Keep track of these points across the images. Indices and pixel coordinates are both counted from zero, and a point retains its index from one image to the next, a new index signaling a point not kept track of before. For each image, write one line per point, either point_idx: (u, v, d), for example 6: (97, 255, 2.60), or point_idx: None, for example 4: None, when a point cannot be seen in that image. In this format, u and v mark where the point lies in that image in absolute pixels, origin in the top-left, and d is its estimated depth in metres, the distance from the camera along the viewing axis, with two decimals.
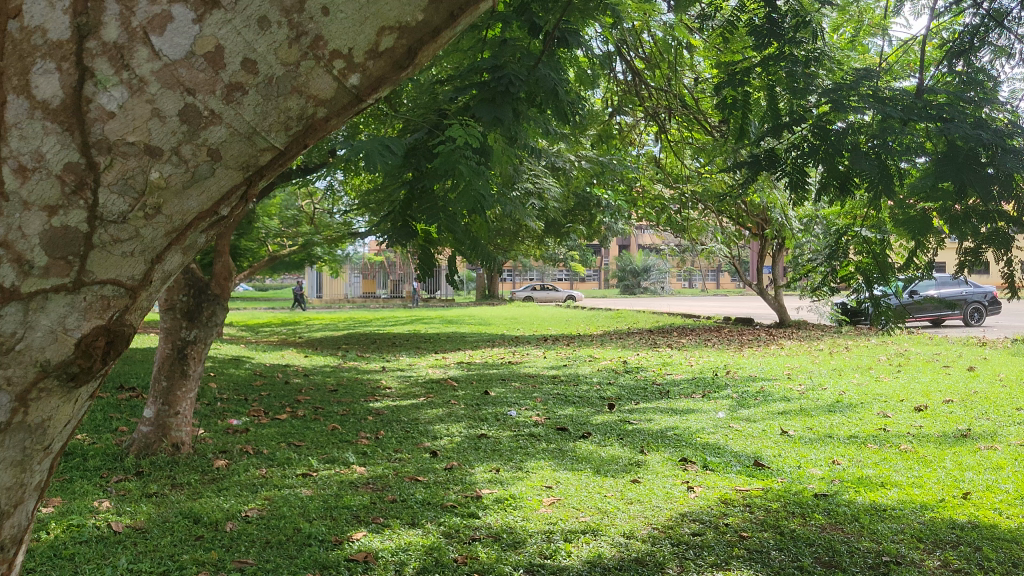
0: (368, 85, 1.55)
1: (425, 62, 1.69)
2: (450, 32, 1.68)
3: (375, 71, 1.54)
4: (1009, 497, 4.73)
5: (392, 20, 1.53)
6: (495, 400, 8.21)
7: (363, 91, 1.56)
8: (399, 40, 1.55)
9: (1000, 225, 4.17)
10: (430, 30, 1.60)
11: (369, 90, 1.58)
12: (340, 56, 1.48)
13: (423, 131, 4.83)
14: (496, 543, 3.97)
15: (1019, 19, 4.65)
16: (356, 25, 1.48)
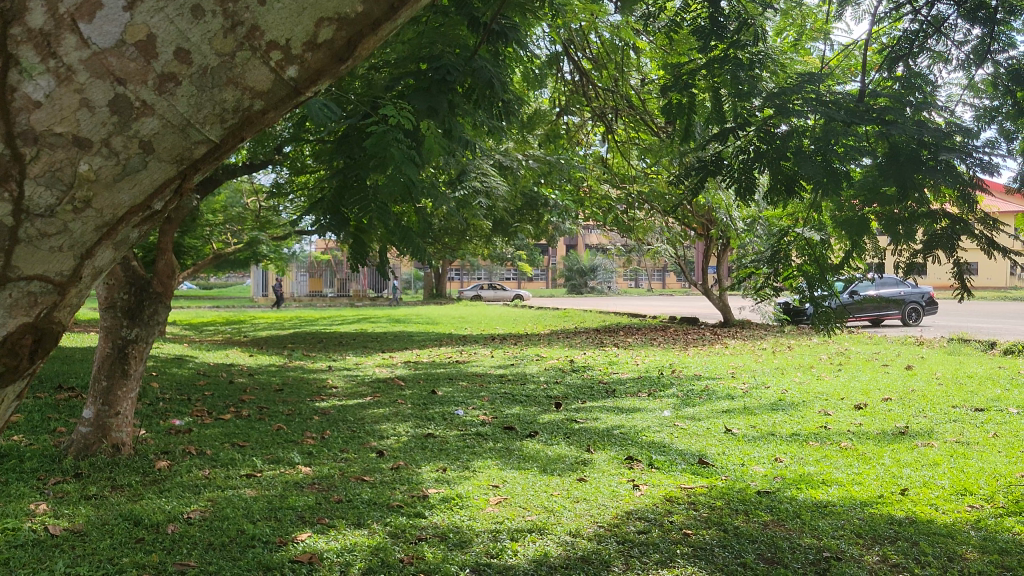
0: (306, 76, 1.53)
1: (364, 55, 1.68)
2: (389, 25, 1.67)
3: (312, 62, 1.52)
4: (945, 493, 4.85)
5: (330, 11, 1.51)
6: (442, 399, 8.19)
7: (301, 83, 1.55)
8: (339, 32, 1.54)
9: (938, 226, 4.27)
10: (370, 23, 1.59)
11: (307, 82, 1.56)
12: (277, 47, 1.46)
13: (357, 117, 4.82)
14: (443, 543, 3.96)
15: (955, 25, 4.77)
16: (293, 15, 1.46)
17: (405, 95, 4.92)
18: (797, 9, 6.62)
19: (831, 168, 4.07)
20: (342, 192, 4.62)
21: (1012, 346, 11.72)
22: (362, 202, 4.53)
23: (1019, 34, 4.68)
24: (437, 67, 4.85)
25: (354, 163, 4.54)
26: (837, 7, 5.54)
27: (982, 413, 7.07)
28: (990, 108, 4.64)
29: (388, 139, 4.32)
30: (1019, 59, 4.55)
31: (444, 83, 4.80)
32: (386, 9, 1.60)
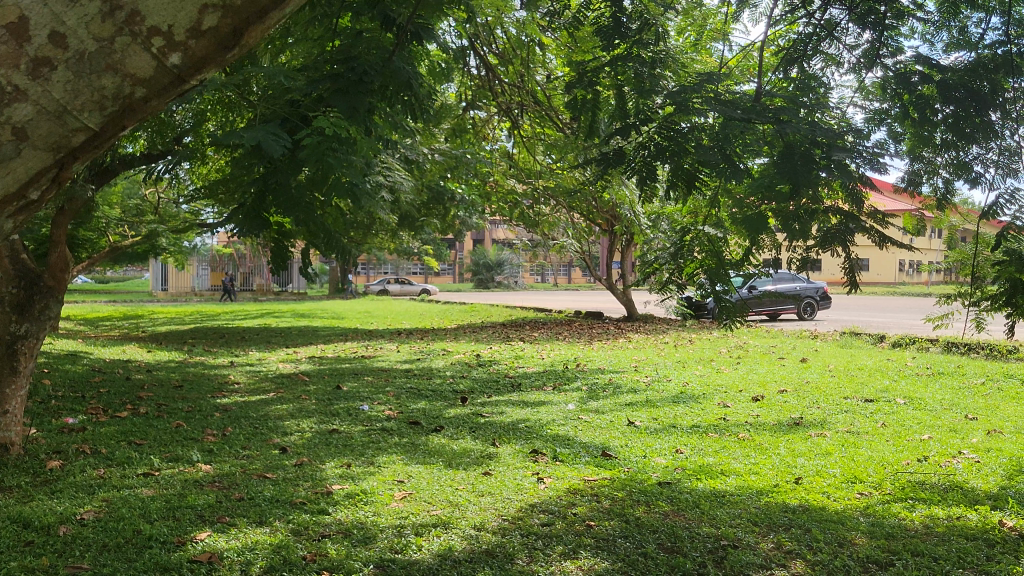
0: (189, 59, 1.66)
1: (256, 41, 1.81)
2: (279, 13, 1.80)
3: (196, 47, 1.65)
4: (837, 480, 5.03)
5: (212, 1, 1.65)
6: (347, 395, 8.11)
7: (184, 70, 1.68)
8: (221, 20, 1.67)
9: (834, 221, 4.45)
10: (256, 10, 1.71)
11: (192, 68, 1.69)
12: (158, 33, 1.60)
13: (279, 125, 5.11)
14: (346, 539, 3.93)
15: (847, 29, 4.93)
16: (172, 4, 1.60)
17: (322, 95, 5.06)
18: (697, 9, 6.78)
19: (729, 162, 4.18)
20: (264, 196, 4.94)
21: (899, 339, 12.22)
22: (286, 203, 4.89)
23: (906, 39, 4.88)
24: (352, 67, 4.99)
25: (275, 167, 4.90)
26: (735, 8, 5.68)
27: (871, 403, 7.36)
28: (879, 110, 4.83)
29: (324, 147, 4.74)
30: (906, 63, 4.71)
31: (361, 84, 4.98)
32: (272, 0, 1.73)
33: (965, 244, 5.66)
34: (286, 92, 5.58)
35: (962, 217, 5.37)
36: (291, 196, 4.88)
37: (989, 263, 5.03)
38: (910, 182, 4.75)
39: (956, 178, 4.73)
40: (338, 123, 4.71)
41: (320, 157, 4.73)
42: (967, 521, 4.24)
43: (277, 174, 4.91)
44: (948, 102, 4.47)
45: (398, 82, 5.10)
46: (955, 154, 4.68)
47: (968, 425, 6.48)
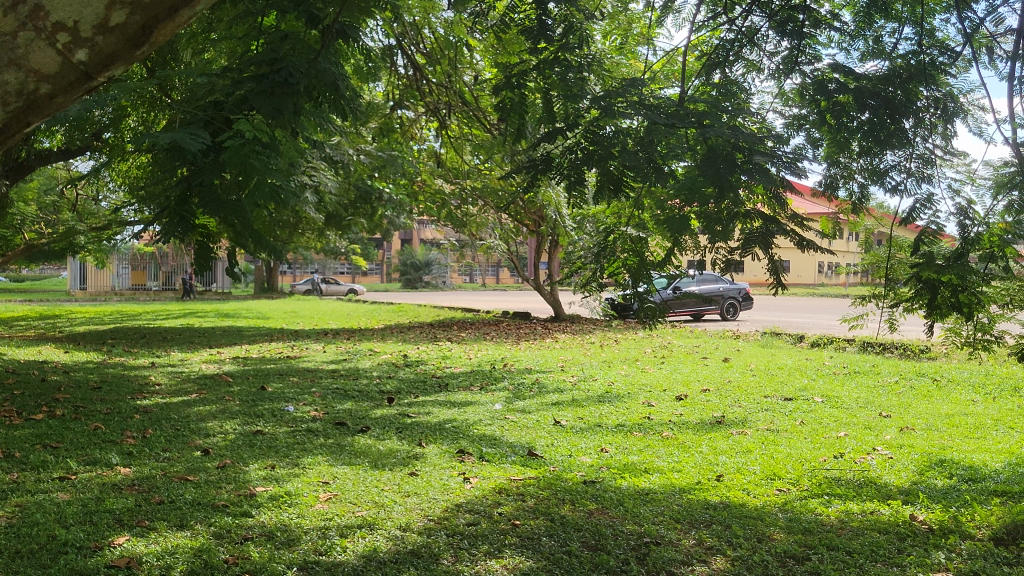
0: (97, 52, 2.28)
1: (164, 38, 2.42)
2: (186, 13, 2.40)
3: (102, 41, 2.27)
4: (757, 478, 5.14)
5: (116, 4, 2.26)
6: (271, 396, 8.00)
7: (90, 67, 2.30)
8: (128, 19, 2.29)
9: (755, 225, 4.59)
10: (163, 10, 2.33)
11: (101, 61, 2.31)
12: (64, 31, 2.22)
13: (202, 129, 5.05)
14: (270, 541, 3.89)
15: (767, 36, 5.05)
16: (77, 8, 2.21)
17: (247, 95, 5.03)
18: (622, 14, 6.87)
19: (654, 165, 4.24)
20: (189, 198, 4.93)
21: (818, 339, 12.53)
22: (211, 205, 4.87)
23: (824, 48, 5.02)
24: (279, 69, 4.98)
25: (200, 168, 4.89)
26: (658, 13, 5.77)
27: (790, 402, 7.54)
28: (797, 115, 4.98)
29: (246, 151, 4.70)
30: (824, 71, 4.86)
31: (288, 86, 4.98)
32: (173, 4, 2.33)
33: (880, 247, 5.79)
34: (209, 90, 5.50)
35: (877, 221, 5.54)
36: (216, 197, 4.87)
37: (903, 266, 5.18)
38: (827, 186, 4.91)
39: (872, 183, 4.85)
40: (261, 126, 4.75)
41: (242, 160, 4.68)
42: (880, 515, 4.37)
43: (200, 177, 4.87)
44: (864, 109, 4.60)
45: (324, 84, 5.09)
46: (871, 160, 4.80)
47: (882, 422, 6.67)
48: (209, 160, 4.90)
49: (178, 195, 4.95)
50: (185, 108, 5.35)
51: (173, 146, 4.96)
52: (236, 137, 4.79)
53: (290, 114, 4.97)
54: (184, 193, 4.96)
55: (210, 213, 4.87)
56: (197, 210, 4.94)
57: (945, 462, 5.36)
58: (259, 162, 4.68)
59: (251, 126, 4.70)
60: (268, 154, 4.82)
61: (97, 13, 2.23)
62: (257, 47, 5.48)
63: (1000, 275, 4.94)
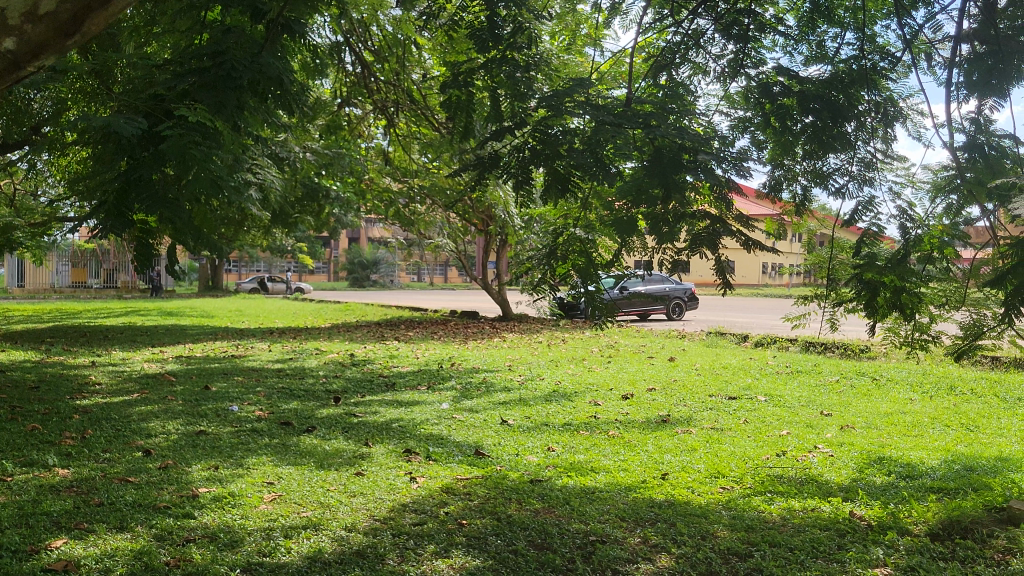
0: (25, 37, 2.94)
1: (92, 29, 3.09)
2: (109, 7, 3.03)
3: (28, 29, 2.93)
4: (701, 476, 5.20)
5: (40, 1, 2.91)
6: (215, 395, 7.89)
7: (21, 54, 2.98)
8: (52, 14, 2.94)
9: (703, 225, 4.64)
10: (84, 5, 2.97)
11: (32, 46, 2.98)
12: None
13: (141, 123, 4.97)
14: (212, 543, 3.84)
15: (713, 39, 5.10)
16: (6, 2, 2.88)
17: (189, 89, 4.96)
18: (570, 14, 6.89)
19: (601, 164, 4.27)
20: (126, 194, 4.74)
21: (761, 339, 12.71)
22: (152, 201, 4.70)
23: (768, 51, 5.05)
24: (221, 62, 4.94)
25: (139, 162, 4.82)
26: (606, 15, 5.80)
27: (734, 400, 7.63)
28: (742, 118, 5.03)
29: (185, 142, 4.65)
30: (768, 74, 4.92)
31: (230, 80, 4.93)
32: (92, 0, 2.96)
33: (822, 248, 5.86)
34: (149, 84, 5.42)
35: (819, 222, 5.63)
36: (155, 191, 4.70)
37: (844, 267, 5.27)
38: (772, 187, 5.05)
39: (816, 185, 5.00)
40: (201, 116, 4.69)
41: (181, 152, 4.61)
42: (821, 513, 4.44)
43: (139, 171, 4.74)
44: (807, 112, 4.62)
45: (268, 78, 5.04)
46: (814, 163, 4.90)
47: (823, 420, 6.79)
48: (148, 153, 4.84)
49: (116, 190, 4.76)
50: (125, 101, 5.27)
51: (109, 138, 4.89)
52: (174, 129, 4.74)
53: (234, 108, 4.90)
54: (122, 188, 4.77)
55: (151, 208, 4.70)
56: (136, 206, 4.73)
57: (884, 460, 5.47)
58: (198, 153, 4.62)
59: (191, 116, 4.65)
60: (208, 147, 4.76)
61: (24, 5, 2.89)
62: (200, 41, 5.40)
63: (938, 276, 5.07)
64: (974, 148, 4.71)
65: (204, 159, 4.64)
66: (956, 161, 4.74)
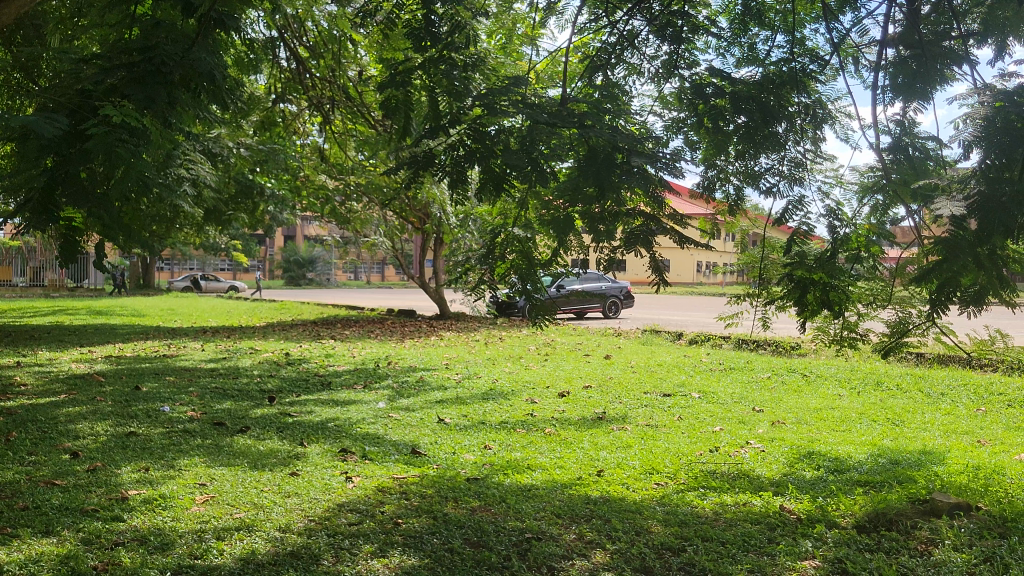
0: None
1: None
2: None
3: None
4: (636, 472, 5.26)
5: None
6: (146, 395, 7.74)
7: None
8: None
9: (638, 223, 4.70)
10: None
11: None
12: None
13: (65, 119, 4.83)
14: (142, 547, 3.76)
15: (647, 40, 5.17)
16: None
17: (116, 85, 4.85)
18: (506, 13, 6.91)
19: (536, 164, 4.29)
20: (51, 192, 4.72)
21: (696, 336, 12.90)
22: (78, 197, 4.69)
23: (701, 53, 5.14)
24: (150, 57, 4.84)
25: (64, 160, 4.69)
26: (542, 15, 5.84)
27: (669, 397, 7.74)
28: (676, 118, 5.10)
29: (113, 141, 4.52)
30: (702, 75, 5.00)
31: (160, 75, 4.84)
32: None
33: (754, 247, 5.94)
34: (74, 78, 5.28)
35: (751, 221, 5.72)
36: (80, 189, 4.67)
37: (776, 265, 5.36)
38: (706, 186, 5.18)
39: (747, 185, 5.05)
40: (128, 113, 4.58)
41: (109, 151, 4.50)
42: (753, 507, 4.52)
43: (64, 169, 4.68)
44: (740, 113, 4.72)
45: (200, 74, 4.95)
46: (745, 163, 4.96)
47: (755, 416, 6.91)
48: (75, 150, 4.71)
49: (40, 189, 4.74)
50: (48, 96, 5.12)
51: (30, 136, 4.73)
52: (100, 126, 4.61)
53: (163, 104, 4.82)
54: (46, 186, 4.74)
55: None
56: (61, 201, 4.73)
57: (813, 454, 5.59)
58: (126, 151, 4.51)
59: (117, 113, 4.53)
60: (136, 144, 4.66)
61: None
62: (130, 35, 5.30)
63: (865, 276, 5.22)
64: (898, 150, 4.81)
65: (131, 156, 4.54)
66: (881, 162, 4.85)
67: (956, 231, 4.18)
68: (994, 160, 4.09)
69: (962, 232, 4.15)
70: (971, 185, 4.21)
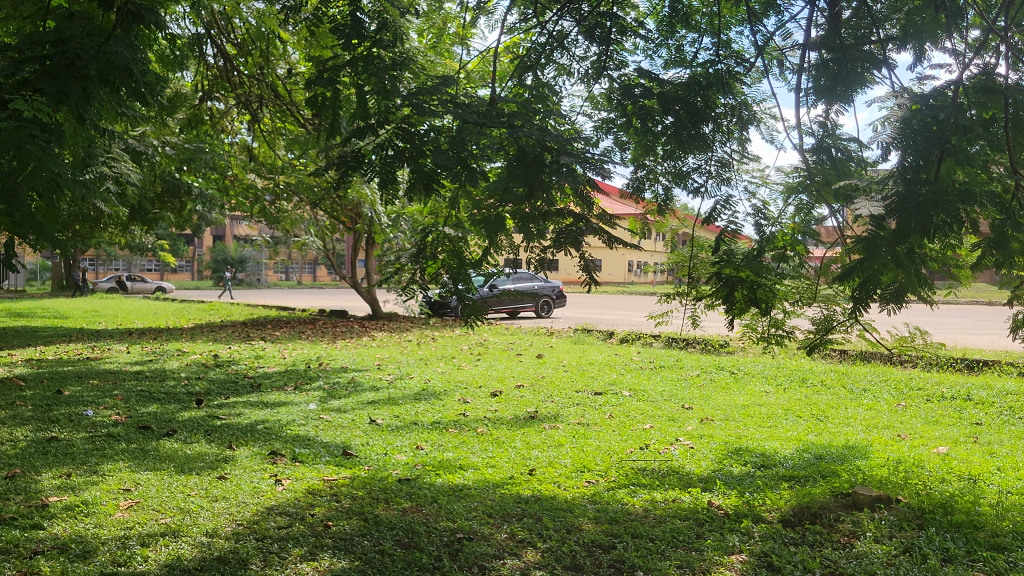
0: None
1: None
2: None
3: None
4: (568, 470, 5.29)
5: None
6: (69, 400, 7.53)
7: None
8: None
9: (568, 224, 4.71)
10: None
11: None
12: None
13: None
14: (63, 555, 3.67)
15: (576, 41, 5.20)
16: None
17: (31, 80, 4.72)
18: (437, 13, 6.91)
19: (464, 164, 4.28)
20: None
21: (627, 335, 13.02)
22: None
23: (630, 54, 5.20)
24: (65, 51, 4.70)
25: None
26: (473, 14, 5.84)
27: (600, 396, 7.79)
28: (605, 119, 5.15)
29: (21, 135, 4.45)
30: (630, 76, 5.05)
31: (74, 69, 4.68)
32: None
33: (683, 247, 6.02)
34: None
35: (680, 220, 5.80)
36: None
37: (705, 265, 5.43)
38: (635, 187, 5.24)
39: (675, 185, 5.13)
40: (38, 108, 4.50)
41: (16, 145, 4.42)
42: (682, 503, 4.58)
43: None
44: (668, 113, 4.76)
45: (118, 71, 4.83)
46: (674, 163, 5.06)
47: (685, 413, 7.01)
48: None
49: None
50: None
51: None
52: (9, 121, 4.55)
53: (78, 99, 4.65)
54: None
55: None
56: None
57: (740, 450, 5.69)
58: (34, 146, 4.43)
59: (26, 108, 4.45)
60: (46, 140, 4.59)
61: None
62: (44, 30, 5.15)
63: (791, 275, 5.19)
64: (821, 150, 4.91)
65: (40, 151, 4.47)
66: (805, 162, 4.97)
67: (874, 230, 4.32)
68: (912, 161, 4.26)
69: (882, 231, 4.26)
70: (890, 185, 4.31)
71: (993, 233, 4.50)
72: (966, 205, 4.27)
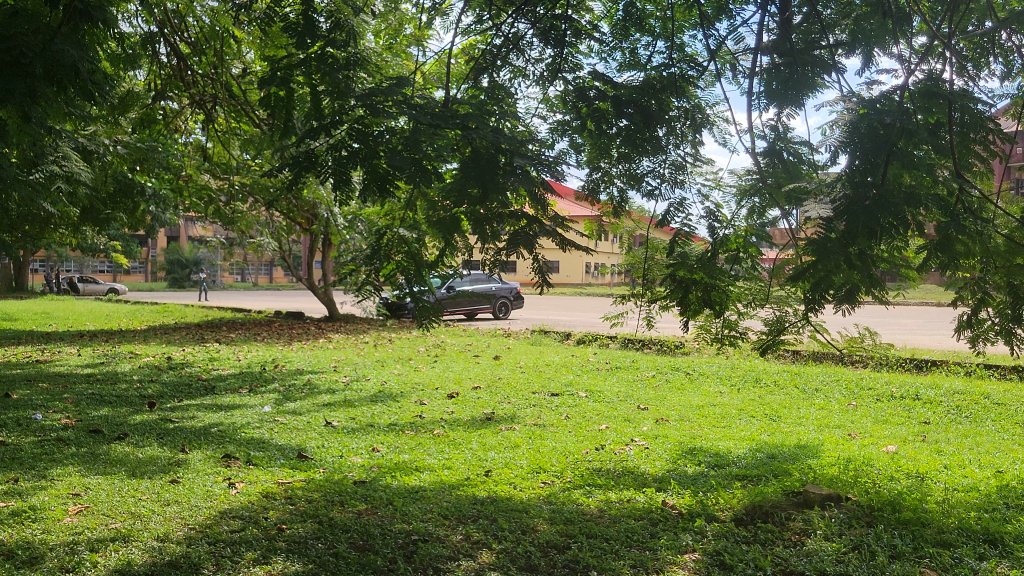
0: None
1: None
2: None
3: None
4: (524, 471, 5.30)
5: None
6: (17, 403, 7.39)
7: None
8: None
9: (522, 226, 4.70)
10: None
11: None
12: None
13: None
14: (9, 562, 3.60)
15: (531, 44, 5.22)
16: None
17: None
18: (393, 14, 6.89)
19: (418, 165, 4.26)
20: None
21: (584, 336, 13.07)
22: None
23: (585, 57, 5.22)
24: (9, 48, 4.60)
25: None
26: (428, 15, 5.83)
27: (557, 397, 7.82)
28: (560, 121, 5.17)
29: None
30: (584, 79, 5.09)
31: (19, 67, 4.58)
32: None
33: (638, 248, 6.03)
34: None
35: (635, 222, 5.83)
36: None
37: (659, 267, 5.48)
38: (590, 189, 5.26)
39: (630, 187, 5.17)
40: None
41: None
42: (636, 503, 4.61)
43: None
44: (622, 116, 4.80)
45: (65, 69, 4.74)
46: (628, 166, 5.10)
47: (640, 414, 7.05)
48: None
49: None
50: None
51: None
52: None
53: (23, 96, 4.55)
54: None
55: None
56: None
57: (694, 450, 5.74)
58: None
59: None
60: None
61: None
62: None
63: (744, 275, 5.42)
64: (772, 153, 4.97)
65: None
66: (758, 165, 5.02)
67: (824, 232, 4.36)
68: (858, 165, 4.32)
69: (830, 235, 4.31)
70: (838, 189, 4.37)
71: (939, 235, 4.58)
72: (912, 208, 4.34)
